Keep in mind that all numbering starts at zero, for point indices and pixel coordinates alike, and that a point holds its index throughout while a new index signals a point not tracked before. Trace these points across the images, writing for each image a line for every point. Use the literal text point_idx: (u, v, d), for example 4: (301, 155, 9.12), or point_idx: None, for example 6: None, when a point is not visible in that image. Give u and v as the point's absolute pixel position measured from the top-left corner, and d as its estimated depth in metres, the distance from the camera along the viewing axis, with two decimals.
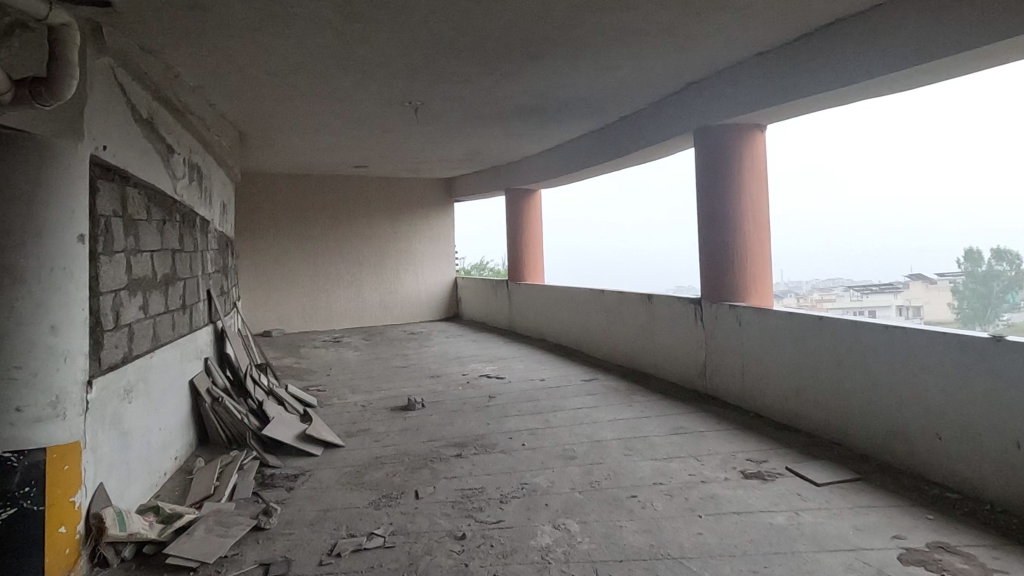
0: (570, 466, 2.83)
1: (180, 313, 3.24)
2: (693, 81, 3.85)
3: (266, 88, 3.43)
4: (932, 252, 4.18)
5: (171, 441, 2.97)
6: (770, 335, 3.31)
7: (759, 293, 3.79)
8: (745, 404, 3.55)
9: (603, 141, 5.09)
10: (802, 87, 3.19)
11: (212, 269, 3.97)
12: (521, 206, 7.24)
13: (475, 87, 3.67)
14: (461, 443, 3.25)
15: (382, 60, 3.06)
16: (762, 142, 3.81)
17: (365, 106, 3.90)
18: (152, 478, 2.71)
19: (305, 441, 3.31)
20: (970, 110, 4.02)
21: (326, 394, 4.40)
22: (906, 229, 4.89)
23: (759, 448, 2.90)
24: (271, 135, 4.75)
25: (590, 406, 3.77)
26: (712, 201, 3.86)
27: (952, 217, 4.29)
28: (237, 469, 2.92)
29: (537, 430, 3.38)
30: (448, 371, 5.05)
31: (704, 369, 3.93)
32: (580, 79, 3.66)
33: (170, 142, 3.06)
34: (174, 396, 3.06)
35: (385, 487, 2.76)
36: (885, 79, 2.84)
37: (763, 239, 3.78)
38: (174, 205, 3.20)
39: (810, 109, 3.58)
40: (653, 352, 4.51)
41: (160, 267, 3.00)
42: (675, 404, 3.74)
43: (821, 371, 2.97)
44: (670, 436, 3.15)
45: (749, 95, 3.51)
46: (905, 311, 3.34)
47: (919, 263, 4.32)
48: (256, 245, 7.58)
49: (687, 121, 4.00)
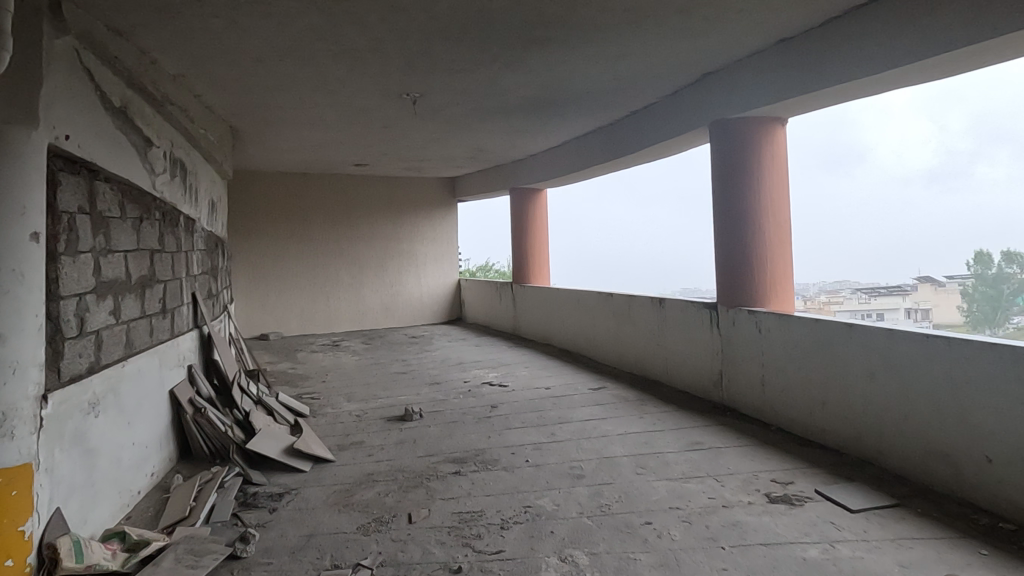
0: (577, 488, 2.60)
1: (160, 318, 3.02)
2: (710, 71, 3.61)
3: (253, 77, 3.21)
4: (939, 252, 3.99)
5: (146, 456, 2.74)
6: (794, 343, 3.07)
7: (780, 298, 3.54)
8: (765, 417, 3.31)
9: (613, 137, 4.86)
10: (826, 76, 2.95)
11: (199, 270, 3.74)
12: (528, 206, 7.01)
13: (476, 78, 3.44)
14: (460, 458, 3.02)
15: (374, 45, 2.83)
16: (782, 136, 3.57)
17: (360, 98, 3.68)
18: (122, 498, 2.49)
19: (293, 456, 3.09)
20: (972, 106, 3.87)
21: (320, 403, 4.18)
22: (906, 226, 4.73)
23: (784, 467, 2.66)
24: (264, 130, 4.54)
25: (599, 418, 3.54)
26: (730, 199, 3.62)
27: (965, 217, 4.07)
28: (217, 487, 2.70)
29: (542, 445, 3.15)
30: (449, 378, 4.82)
31: (720, 378, 3.69)
32: (588, 69, 3.43)
33: (148, 134, 2.84)
34: (152, 407, 2.84)
35: (375, 509, 2.53)
36: (914, 67, 2.60)
37: (784, 240, 3.53)
38: (152, 203, 2.98)
39: (835, 101, 3.34)
40: (664, 360, 4.27)
41: (136, 268, 2.78)
42: (689, 416, 3.50)
43: (851, 384, 2.73)
44: (686, 453, 2.90)
45: (769, 85, 3.27)
46: (904, 316, 3.20)
47: (924, 265, 4.15)
48: (254, 246, 7.36)
49: (703, 114, 3.76)
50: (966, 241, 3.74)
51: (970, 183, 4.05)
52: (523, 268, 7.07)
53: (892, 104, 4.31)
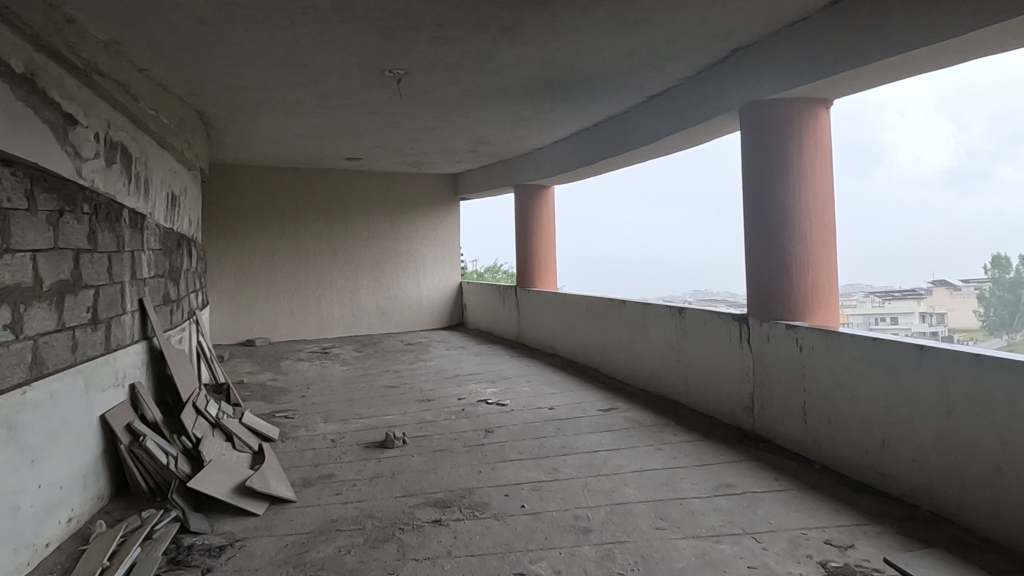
0: (583, 548, 2.09)
1: (89, 330, 2.53)
2: (746, 42, 3.08)
3: (204, 45, 2.72)
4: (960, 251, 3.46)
5: (60, 498, 2.25)
6: (847, 366, 2.55)
7: (823, 311, 3.01)
8: (806, 453, 2.79)
9: (628, 127, 4.36)
10: (890, 42, 2.40)
11: (150, 272, 3.25)
12: (532, 204, 6.52)
13: (468, 50, 2.95)
14: (442, 502, 2.52)
15: (340, 2, 2.34)
16: (827, 119, 3.05)
17: (336, 74, 3.19)
18: (18, 557, 1.99)
19: (245, 495, 2.60)
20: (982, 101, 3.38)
21: (295, 424, 3.70)
22: (922, 232, 4.17)
23: (840, 525, 2.14)
24: (236, 115, 4.06)
25: (609, 449, 3.04)
26: (766, 194, 3.11)
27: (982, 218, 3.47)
28: (144, 539, 2.22)
29: (541, 484, 2.65)
30: (442, 394, 4.33)
31: (751, 402, 3.17)
32: (599, 39, 2.92)
33: (72, 111, 2.36)
34: (73, 439, 2.35)
35: (330, 573, 2.03)
36: (1012, 26, 2.05)
37: (828, 242, 3.01)
38: (80, 194, 2.50)
39: (893, 77, 2.81)
40: (684, 378, 3.76)
41: (50, 272, 2.28)
42: (715, 447, 2.99)
43: (924, 420, 2.21)
44: (715, 500, 2.39)
45: (817, 56, 2.73)
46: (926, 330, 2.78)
47: (943, 268, 3.55)
48: (241, 245, 6.90)
49: (734, 94, 3.23)
50: (981, 240, 3.31)
51: (984, 181, 3.46)
52: (523, 271, 6.60)
53: (927, 93, 3.81)
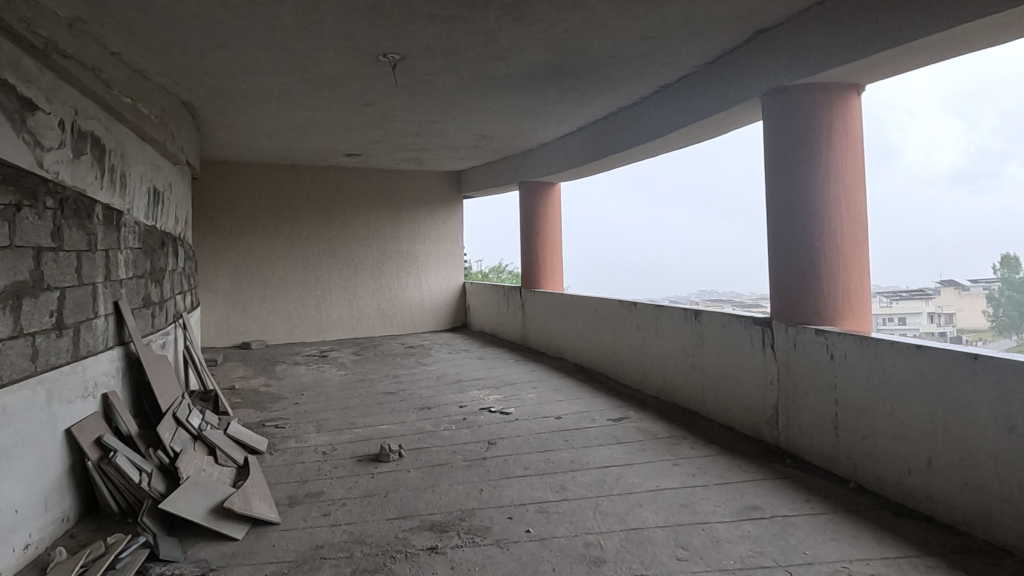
0: None
1: (52, 336, 2.29)
2: (771, 23, 2.82)
3: (179, 23, 2.49)
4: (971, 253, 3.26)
5: (14, 524, 2.00)
6: (888, 377, 2.30)
7: (855, 315, 2.76)
8: (840, 471, 2.54)
9: (639, 118, 4.13)
10: (937, 14, 2.13)
11: (128, 272, 3.03)
12: (538, 203, 6.28)
13: (468, 30, 2.71)
14: (439, 526, 2.29)
15: None
16: (858, 107, 2.80)
17: (326, 58, 2.95)
18: None
19: (223, 517, 2.37)
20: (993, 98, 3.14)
21: (286, 435, 3.48)
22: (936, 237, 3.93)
23: (886, 558, 1.90)
24: (224, 106, 3.84)
25: (621, 464, 2.80)
26: (793, 189, 2.86)
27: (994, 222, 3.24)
28: (107, 569, 1.99)
29: (547, 505, 2.41)
30: (443, 401, 4.11)
31: (775, 413, 2.93)
32: (610, 18, 2.68)
33: (30, 94, 2.13)
34: (31, 457, 2.11)
35: None
36: None
37: (860, 240, 2.77)
38: (42, 187, 2.24)
39: (933, 60, 2.55)
40: (701, 385, 3.52)
41: (5, 272, 2.04)
42: (738, 463, 2.75)
43: (982, 440, 1.96)
44: (742, 525, 2.15)
45: (849, 36, 2.47)
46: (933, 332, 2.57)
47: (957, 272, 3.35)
48: (238, 244, 6.70)
49: (758, 79, 2.98)
50: (997, 242, 3.10)
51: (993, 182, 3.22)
52: (529, 272, 6.38)
53: (952, 85, 3.57)
